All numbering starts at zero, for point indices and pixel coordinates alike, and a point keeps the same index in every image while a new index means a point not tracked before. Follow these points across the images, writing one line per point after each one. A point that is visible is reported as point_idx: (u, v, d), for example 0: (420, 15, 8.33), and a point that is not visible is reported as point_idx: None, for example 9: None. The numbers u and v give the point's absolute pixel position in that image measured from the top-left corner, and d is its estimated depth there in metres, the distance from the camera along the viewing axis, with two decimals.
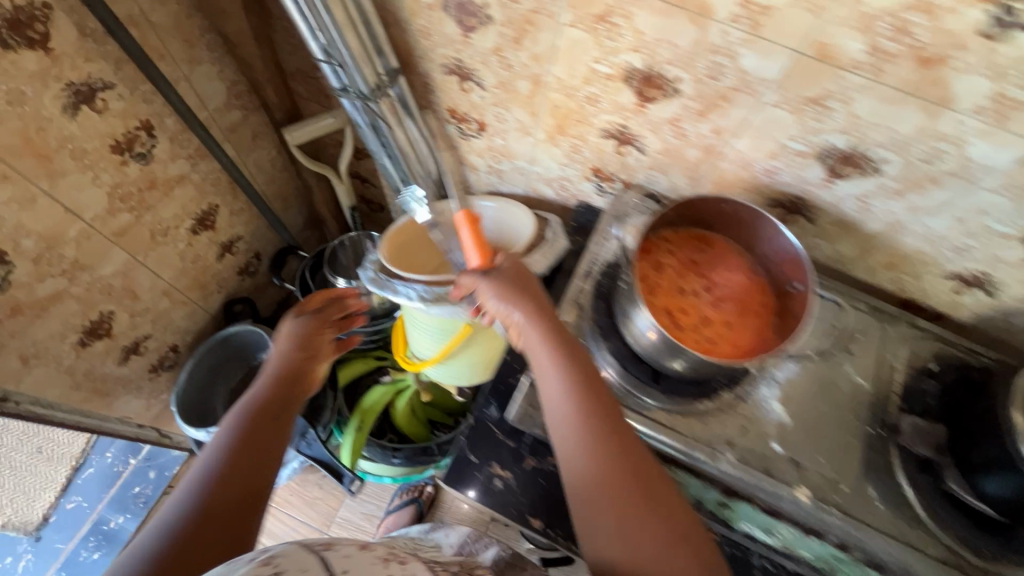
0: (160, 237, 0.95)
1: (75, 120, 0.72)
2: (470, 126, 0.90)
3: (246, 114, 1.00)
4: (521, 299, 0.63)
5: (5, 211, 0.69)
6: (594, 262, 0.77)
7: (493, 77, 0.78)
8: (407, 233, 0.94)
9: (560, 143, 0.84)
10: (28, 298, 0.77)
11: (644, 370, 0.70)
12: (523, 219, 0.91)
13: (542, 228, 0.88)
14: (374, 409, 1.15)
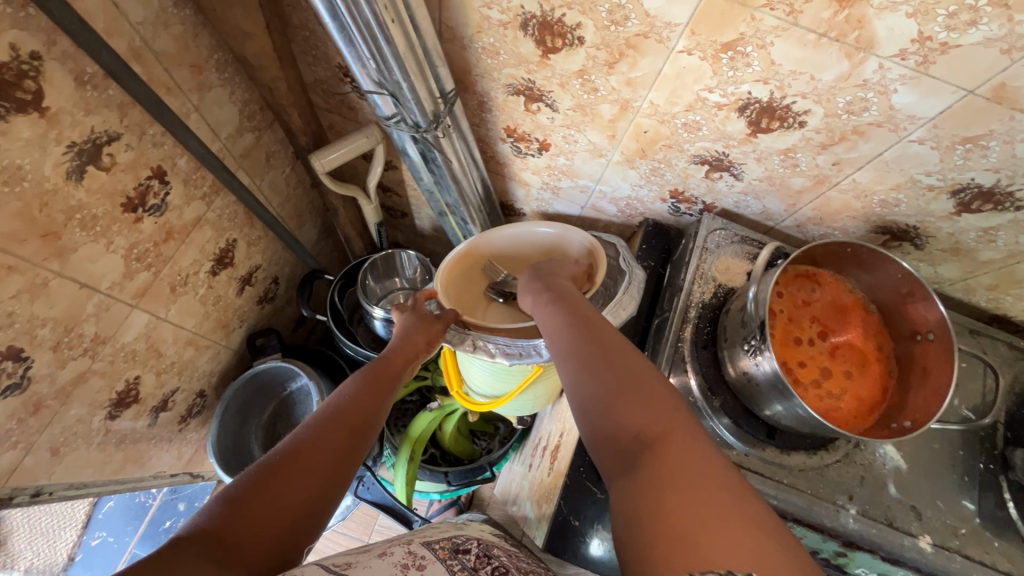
0: (180, 287, 0.83)
1: (82, 185, 0.60)
2: (529, 145, 0.79)
3: (260, 135, 0.86)
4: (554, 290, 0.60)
5: (16, 305, 0.58)
6: (689, 306, 0.72)
7: (570, 99, 0.67)
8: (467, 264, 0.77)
9: (638, 165, 0.75)
10: (50, 388, 0.67)
11: (758, 426, 0.67)
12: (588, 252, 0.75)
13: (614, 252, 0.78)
14: (423, 437, 1.07)
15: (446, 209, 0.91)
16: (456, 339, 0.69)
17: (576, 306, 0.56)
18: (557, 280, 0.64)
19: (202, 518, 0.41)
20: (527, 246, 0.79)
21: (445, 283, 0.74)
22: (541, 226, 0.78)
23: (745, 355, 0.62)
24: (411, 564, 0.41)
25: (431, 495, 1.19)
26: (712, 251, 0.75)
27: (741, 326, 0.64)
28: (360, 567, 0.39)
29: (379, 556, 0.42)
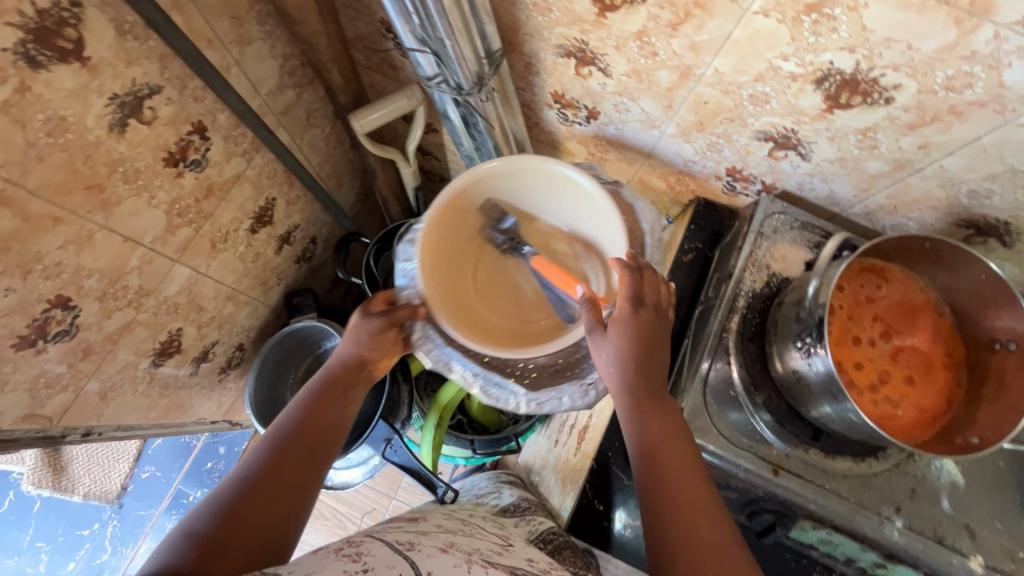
0: (221, 244, 0.84)
1: (125, 138, 0.60)
2: (577, 113, 0.75)
3: (301, 93, 0.84)
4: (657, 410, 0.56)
5: (62, 255, 0.59)
6: (738, 295, 0.67)
7: (626, 63, 0.62)
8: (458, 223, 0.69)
9: (694, 139, 0.69)
10: (98, 336, 0.69)
11: (803, 427, 0.63)
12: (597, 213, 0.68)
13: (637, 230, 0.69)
14: (452, 404, 1.07)
15: None
16: (432, 359, 0.66)
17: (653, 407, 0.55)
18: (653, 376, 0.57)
19: (161, 563, 0.42)
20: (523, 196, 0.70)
21: (434, 238, 0.67)
22: (566, 174, 0.68)
23: (797, 354, 0.58)
24: (476, 561, 0.42)
25: (457, 459, 1.21)
26: (768, 237, 0.69)
27: (794, 322, 0.59)
28: (421, 555, 0.40)
29: (442, 553, 0.43)
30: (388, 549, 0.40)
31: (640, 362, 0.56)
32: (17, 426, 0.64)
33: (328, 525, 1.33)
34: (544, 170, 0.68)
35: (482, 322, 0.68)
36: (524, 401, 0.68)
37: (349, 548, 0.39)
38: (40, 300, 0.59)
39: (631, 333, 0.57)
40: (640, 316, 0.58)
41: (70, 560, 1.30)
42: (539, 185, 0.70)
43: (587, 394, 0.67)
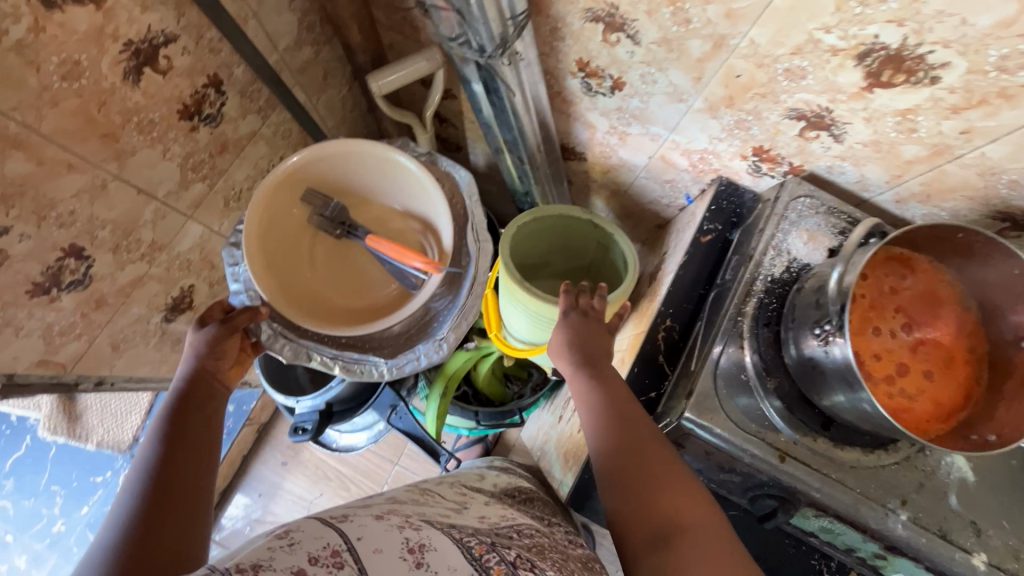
0: (234, 203, 0.84)
1: (140, 87, 0.58)
2: (601, 83, 0.72)
3: (318, 50, 0.82)
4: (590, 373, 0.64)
5: (76, 203, 0.59)
6: (756, 279, 0.66)
7: (656, 31, 0.59)
8: (274, 206, 0.69)
9: (721, 116, 0.67)
10: (111, 287, 0.70)
11: (813, 416, 0.61)
12: (425, 186, 0.73)
13: (457, 194, 0.79)
14: (458, 374, 1.07)
15: (502, 147, 0.86)
16: (289, 354, 0.68)
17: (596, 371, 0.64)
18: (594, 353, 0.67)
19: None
20: (345, 173, 0.73)
21: (254, 233, 0.67)
22: (398, 155, 0.72)
23: (814, 341, 0.57)
24: (408, 525, 0.44)
25: (460, 430, 1.21)
26: (792, 221, 0.67)
27: (814, 309, 0.57)
28: (353, 524, 0.41)
29: (375, 520, 0.44)
30: (314, 519, 0.41)
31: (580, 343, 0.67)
32: (32, 372, 0.65)
33: (332, 486, 1.36)
34: (345, 148, 0.71)
35: (326, 305, 0.71)
36: (387, 367, 0.72)
37: (277, 529, 0.40)
38: (54, 248, 0.59)
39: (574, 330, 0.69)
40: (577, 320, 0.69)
41: (82, 504, 1.34)
42: (373, 164, 0.73)
43: (440, 348, 0.73)
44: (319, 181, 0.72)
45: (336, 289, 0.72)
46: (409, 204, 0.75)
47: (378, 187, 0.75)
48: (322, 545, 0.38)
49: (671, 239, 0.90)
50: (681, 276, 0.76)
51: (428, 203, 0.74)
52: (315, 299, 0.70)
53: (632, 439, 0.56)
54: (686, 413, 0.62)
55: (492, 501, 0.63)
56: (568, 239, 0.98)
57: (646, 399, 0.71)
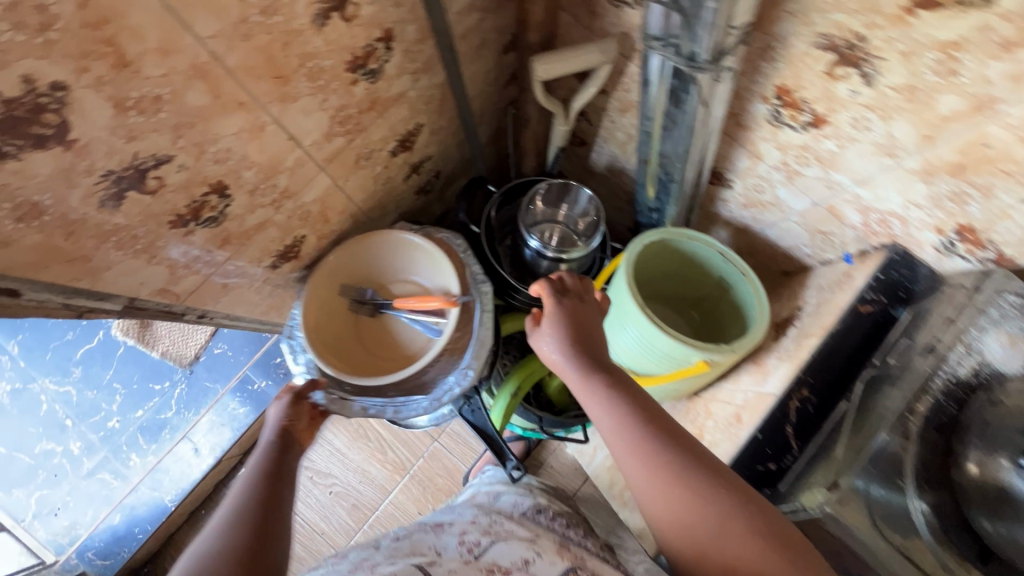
0: (364, 160, 0.80)
1: (323, 32, 0.55)
2: (796, 116, 0.64)
3: (485, 18, 0.76)
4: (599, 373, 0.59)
5: (235, 141, 0.56)
6: (935, 376, 0.63)
7: (904, 75, 0.51)
8: (319, 305, 0.90)
9: (937, 182, 0.58)
10: (238, 229, 0.67)
11: (969, 544, 0.56)
12: (428, 249, 0.92)
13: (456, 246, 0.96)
14: (534, 377, 1.04)
15: (652, 159, 0.79)
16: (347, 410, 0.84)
17: (599, 364, 0.60)
18: (592, 352, 0.61)
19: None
20: (367, 265, 0.93)
21: (311, 327, 0.89)
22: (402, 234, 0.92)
23: (1008, 467, 0.53)
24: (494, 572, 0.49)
25: (515, 427, 1.18)
26: (993, 321, 0.61)
27: (1018, 433, 0.53)
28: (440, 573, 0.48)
29: (461, 567, 0.49)
30: (411, 565, 0.48)
31: (578, 338, 0.62)
32: (151, 298, 0.64)
33: (370, 447, 1.35)
34: (357, 242, 0.90)
35: (377, 366, 0.92)
36: (428, 404, 0.89)
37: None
38: (204, 183, 0.56)
39: (563, 321, 0.63)
40: (562, 307, 0.64)
41: (139, 408, 1.28)
42: (385, 246, 0.92)
43: (465, 375, 0.89)
44: (351, 275, 0.93)
45: (381, 353, 0.92)
46: (422, 270, 0.94)
47: (394, 271, 0.95)
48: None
49: (807, 295, 0.81)
50: (828, 343, 0.67)
51: (435, 269, 0.93)
52: (370, 362, 0.91)
53: (665, 457, 0.50)
54: (826, 505, 0.58)
55: (562, 523, 0.65)
56: (687, 271, 0.91)
57: (764, 468, 0.64)
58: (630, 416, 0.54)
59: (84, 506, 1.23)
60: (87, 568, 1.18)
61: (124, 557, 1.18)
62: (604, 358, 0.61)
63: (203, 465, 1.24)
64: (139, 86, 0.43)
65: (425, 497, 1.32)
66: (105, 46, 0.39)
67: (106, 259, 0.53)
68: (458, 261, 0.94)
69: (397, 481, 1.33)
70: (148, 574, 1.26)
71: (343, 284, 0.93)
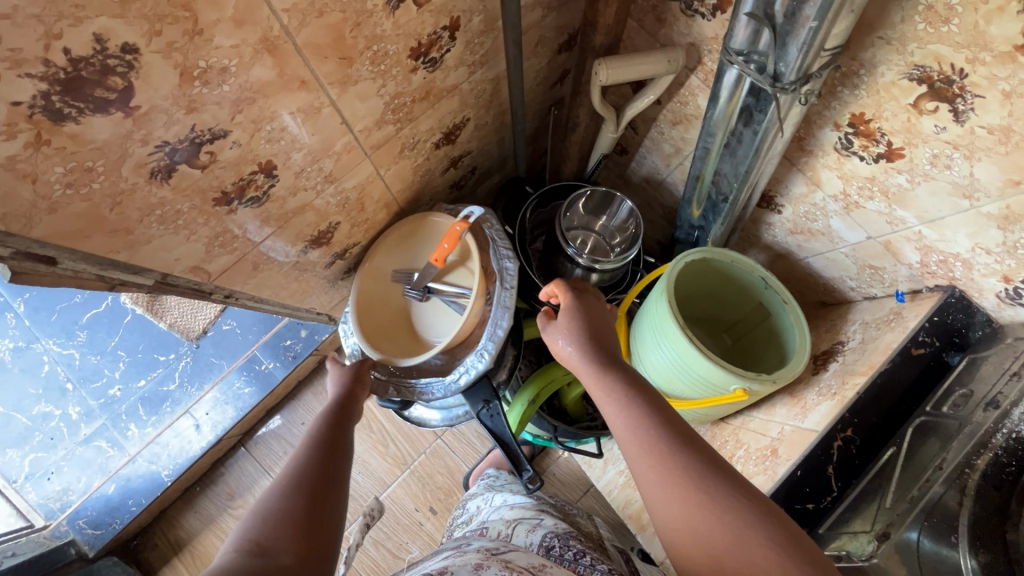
0: (408, 150, 0.77)
1: (394, 15, 0.52)
2: (868, 146, 0.62)
3: (547, 15, 0.73)
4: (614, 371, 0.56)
5: (290, 121, 0.53)
6: (996, 432, 0.59)
7: (1001, 116, 0.49)
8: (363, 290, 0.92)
9: (1013, 230, 0.56)
10: (278, 210, 0.64)
11: None
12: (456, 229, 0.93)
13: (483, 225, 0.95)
14: (553, 385, 1.02)
15: (704, 176, 0.76)
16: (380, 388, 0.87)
17: (613, 362, 0.57)
18: (606, 352, 0.59)
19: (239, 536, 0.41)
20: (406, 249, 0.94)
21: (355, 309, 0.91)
22: (436, 220, 0.94)
23: None
24: None
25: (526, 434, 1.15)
26: None
27: None
28: None
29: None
30: None
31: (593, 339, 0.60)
32: (183, 274, 0.61)
33: (372, 438, 1.33)
34: (398, 228, 0.93)
35: (415, 347, 0.94)
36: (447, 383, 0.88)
37: None
38: (253, 161, 0.54)
39: (580, 319, 0.62)
40: (583, 309, 0.63)
41: (142, 378, 1.26)
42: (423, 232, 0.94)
43: (483, 355, 0.87)
44: (391, 260, 0.95)
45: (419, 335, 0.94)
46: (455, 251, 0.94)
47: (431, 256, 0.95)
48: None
49: (850, 330, 0.79)
50: (876, 383, 0.65)
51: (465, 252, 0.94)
52: (410, 343, 0.94)
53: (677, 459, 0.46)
54: (875, 557, 0.57)
55: (580, 556, 0.60)
56: (724, 292, 0.89)
57: (803, 508, 0.62)
58: (639, 415, 0.50)
59: (78, 472, 1.20)
60: (76, 537, 1.13)
61: (114, 529, 1.15)
62: (620, 360, 0.58)
63: (201, 443, 1.21)
64: (207, 55, 0.41)
65: (424, 494, 1.29)
66: (181, 10, 0.37)
67: (147, 232, 0.51)
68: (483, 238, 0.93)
69: (396, 475, 1.31)
70: (137, 548, 1.23)
71: (384, 268, 0.94)
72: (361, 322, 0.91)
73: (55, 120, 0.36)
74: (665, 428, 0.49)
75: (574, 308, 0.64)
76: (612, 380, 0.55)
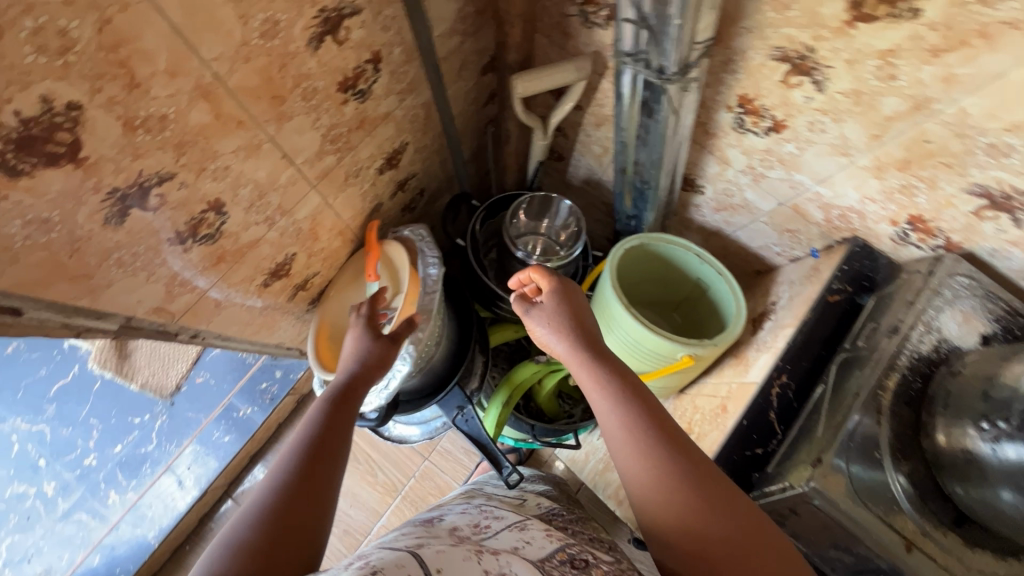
0: (352, 178, 0.82)
1: (316, 54, 0.58)
2: (758, 123, 0.70)
3: (465, 41, 0.80)
4: (607, 368, 0.56)
5: (233, 159, 0.58)
6: (900, 353, 0.65)
7: (851, 81, 0.57)
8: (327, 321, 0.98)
9: (887, 178, 0.64)
10: (233, 245, 0.68)
11: (945, 508, 0.60)
12: (394, 247, 0.95)
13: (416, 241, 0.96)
14: (523, 385, 1.07)
15: (628, 167, 0.83)
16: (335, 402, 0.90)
17: (602, 356, 0.58)
18: (597, 347, 0.59)
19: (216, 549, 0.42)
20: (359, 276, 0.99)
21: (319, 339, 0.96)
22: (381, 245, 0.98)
23: (975, 435, 0.56)
24: (485, 551, 0.42)
25: (508, 439, 1.18)
26: (946, 298, 0.66)
27: (979, 399, 0.56)
28: (431, 552, 0.40)
29: (453, 548, 0.42)
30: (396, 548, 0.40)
31: (587, 337, 0.60)
32: (147, 317, 0.63)
33: (359, 469, 1.34)
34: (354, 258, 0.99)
35: None
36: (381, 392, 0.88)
37: (357, 561, 0.38)
38: (202, 200, 0.58)
39: (565, 314, 0.62)
40: (570, 305, 0.64)
41: (117, 442, 1.24)
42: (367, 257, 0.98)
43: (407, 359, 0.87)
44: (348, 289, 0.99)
45: None
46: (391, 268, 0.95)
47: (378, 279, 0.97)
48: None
49: (780, 291, 0.86)
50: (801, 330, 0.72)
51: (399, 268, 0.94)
52: None
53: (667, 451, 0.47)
54: (812, 480, 0.60)
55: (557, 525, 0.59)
56: (666, 273, 0.96)
57: (756, 454, 0.68)
58: (630, 409, 0.51)
59: (59, 549, 1.17)
60: None
61: None
62: (609, 354, 0.59)
63: (187, 498, 1.19)
64: (147, 105, 0.45)
65: None
66: (118, 68, 0.42)
67: (107, 276, 0.54)
68: (415, 252, 0.95)
69: (388, 503, 1.31)
70: None
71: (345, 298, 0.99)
72: (320, 345, 0.96)
73: (11, 176, 0.40)
74: (659, 423, 0.49)
75: (558, 302, 0.64)
76: (607, 374, 0.55)
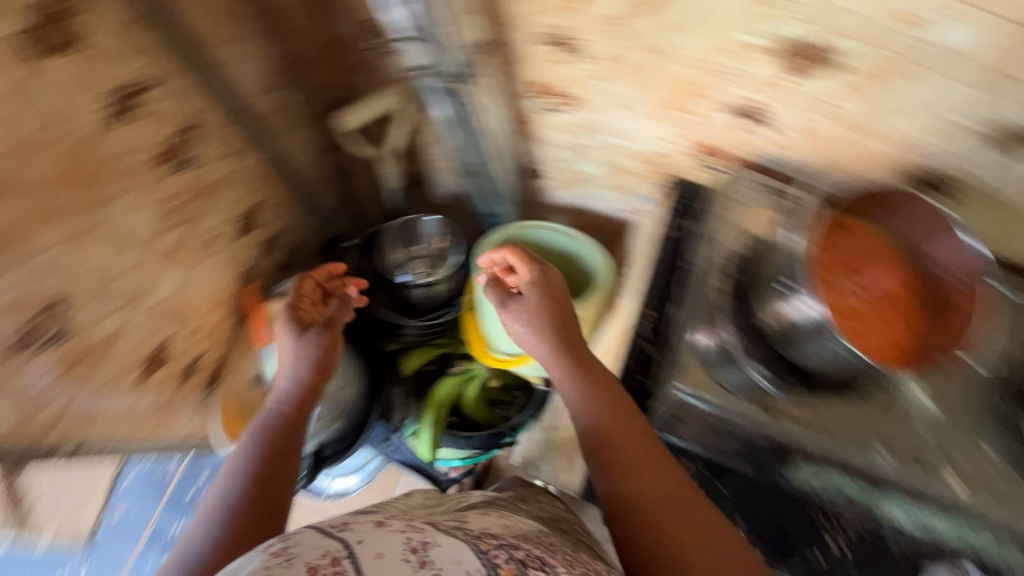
0: (211, 246, 0.83)
1: (114, 132, 0.61)
2: (554, 101, 0.81)
3: (287, 94, 0.87)
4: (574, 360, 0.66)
5: (58, 248, 0.58)
6: (718, 259, 0.77)
7: (603, 47, 0.68)
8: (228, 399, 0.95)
9: (668, 118, 0.76)
10: (85, 343, 0.65)
11: (792, 375, 0.68)
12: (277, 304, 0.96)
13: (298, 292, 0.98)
14: (446, 401, 1.09)
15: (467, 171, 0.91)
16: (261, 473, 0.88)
17: (574, 350, 0.68)
18: (567, 334, 0.69)
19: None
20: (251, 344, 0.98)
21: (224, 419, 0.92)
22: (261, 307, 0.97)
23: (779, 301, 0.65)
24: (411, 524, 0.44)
25: (453, 463, 1.10)
26: (739, 201, 0.78)
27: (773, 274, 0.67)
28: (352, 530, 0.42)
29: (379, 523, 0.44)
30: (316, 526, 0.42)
31: (559, 326, 0.69)
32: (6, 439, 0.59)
33: None
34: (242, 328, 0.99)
35: None
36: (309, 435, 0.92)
37: (276, 544, 0.39)
38: (36, 298, 0.57)
39: (547, 306, 0.70)
40: (553, 295, 0.71)
41: None
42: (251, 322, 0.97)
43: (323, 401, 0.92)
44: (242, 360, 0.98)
45: None
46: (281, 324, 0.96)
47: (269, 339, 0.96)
48: (320, 552, 0.38)
49: (635, 241, 0.96)
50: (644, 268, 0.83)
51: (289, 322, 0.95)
52: None
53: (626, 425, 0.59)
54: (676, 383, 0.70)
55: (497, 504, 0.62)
56: None
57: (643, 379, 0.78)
58: (595, 393, 0.62)
59: None
60: None
61: None
62: (581, 345, 0.69)
63: None
64: None
65: None
66: None
67: None
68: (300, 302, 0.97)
69: None
70: None
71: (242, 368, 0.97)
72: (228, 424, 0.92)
73: None
74: (620, 404, 0.61)
75: (537, 295, 0.70)
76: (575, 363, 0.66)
